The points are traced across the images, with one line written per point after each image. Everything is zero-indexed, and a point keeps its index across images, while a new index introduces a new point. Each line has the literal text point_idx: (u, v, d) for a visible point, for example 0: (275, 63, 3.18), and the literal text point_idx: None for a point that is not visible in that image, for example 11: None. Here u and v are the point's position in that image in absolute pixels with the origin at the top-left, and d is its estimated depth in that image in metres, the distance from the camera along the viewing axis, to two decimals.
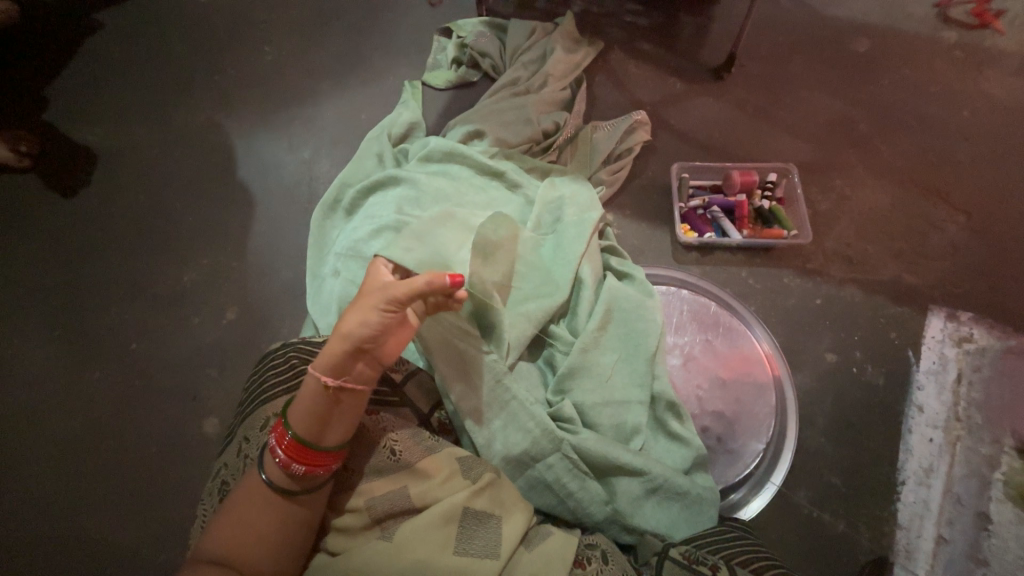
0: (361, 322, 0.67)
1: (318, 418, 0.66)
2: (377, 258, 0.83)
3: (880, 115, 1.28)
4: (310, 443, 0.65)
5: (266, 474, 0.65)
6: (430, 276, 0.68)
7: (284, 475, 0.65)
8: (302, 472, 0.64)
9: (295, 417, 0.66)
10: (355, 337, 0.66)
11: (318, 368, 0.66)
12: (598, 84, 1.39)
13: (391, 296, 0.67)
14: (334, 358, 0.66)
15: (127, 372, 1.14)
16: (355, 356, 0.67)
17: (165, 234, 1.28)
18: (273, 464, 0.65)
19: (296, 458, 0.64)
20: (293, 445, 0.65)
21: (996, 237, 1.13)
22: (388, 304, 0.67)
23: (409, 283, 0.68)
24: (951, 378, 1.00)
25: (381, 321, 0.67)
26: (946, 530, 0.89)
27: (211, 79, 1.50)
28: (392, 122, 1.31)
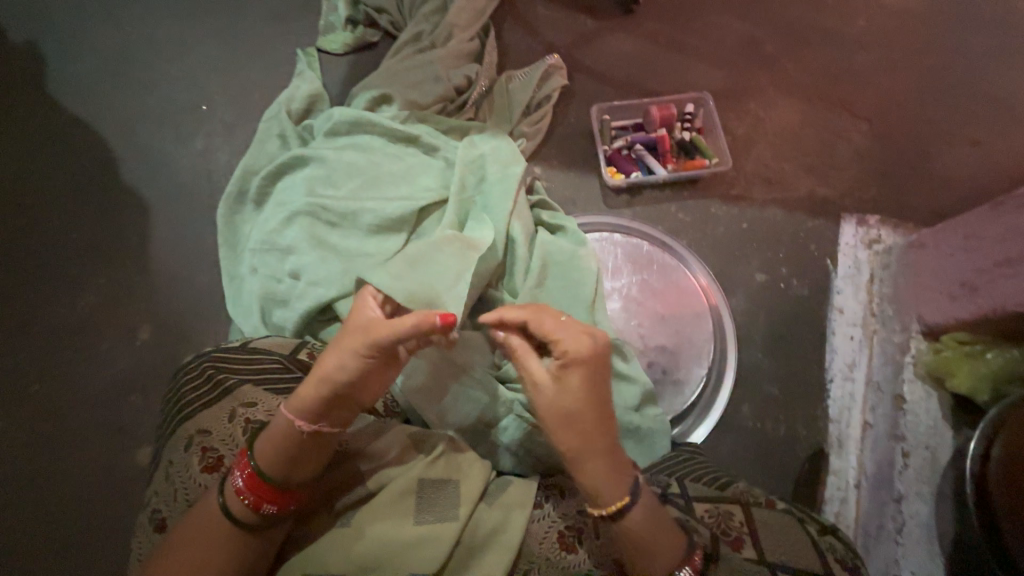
0: (340, 366, 0.62)
1: (289, 460, 0.61)
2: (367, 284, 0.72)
3: (785, 33, 1.30)
4: (283, 485, 0.61)
5: (223, 501, 0.60)
6: (419, 317, 0.62)
7: (253, 514, 0.60)
8: (272, 511, 0.61)
9: (263, 453, 0.61)
10: (334, 382, 0.62)
11: (292, 412, 0.62)
12: (507, 30, 1.31)
13: (374, 340, 0.61)
14: (311, 404, 0.61)
15: (33, 414, 1.02)
16: (334, 402, 0.62)
17: (47, 257, 1.13)
18: (238, 502, 0.60)
19: (268, 499, 0.61)
20: (263, 486, 0.60)
21: (895, 140, 1.19)
22: (372, 348, 0.61)
23: (395, 325, 0.61)
24: (865, 278, 1.07)
25: (362, 365, 0.62)
26: (870, 416, 0.98)
27: (67, 71, 1.29)
28: (289, 96, 1.19)
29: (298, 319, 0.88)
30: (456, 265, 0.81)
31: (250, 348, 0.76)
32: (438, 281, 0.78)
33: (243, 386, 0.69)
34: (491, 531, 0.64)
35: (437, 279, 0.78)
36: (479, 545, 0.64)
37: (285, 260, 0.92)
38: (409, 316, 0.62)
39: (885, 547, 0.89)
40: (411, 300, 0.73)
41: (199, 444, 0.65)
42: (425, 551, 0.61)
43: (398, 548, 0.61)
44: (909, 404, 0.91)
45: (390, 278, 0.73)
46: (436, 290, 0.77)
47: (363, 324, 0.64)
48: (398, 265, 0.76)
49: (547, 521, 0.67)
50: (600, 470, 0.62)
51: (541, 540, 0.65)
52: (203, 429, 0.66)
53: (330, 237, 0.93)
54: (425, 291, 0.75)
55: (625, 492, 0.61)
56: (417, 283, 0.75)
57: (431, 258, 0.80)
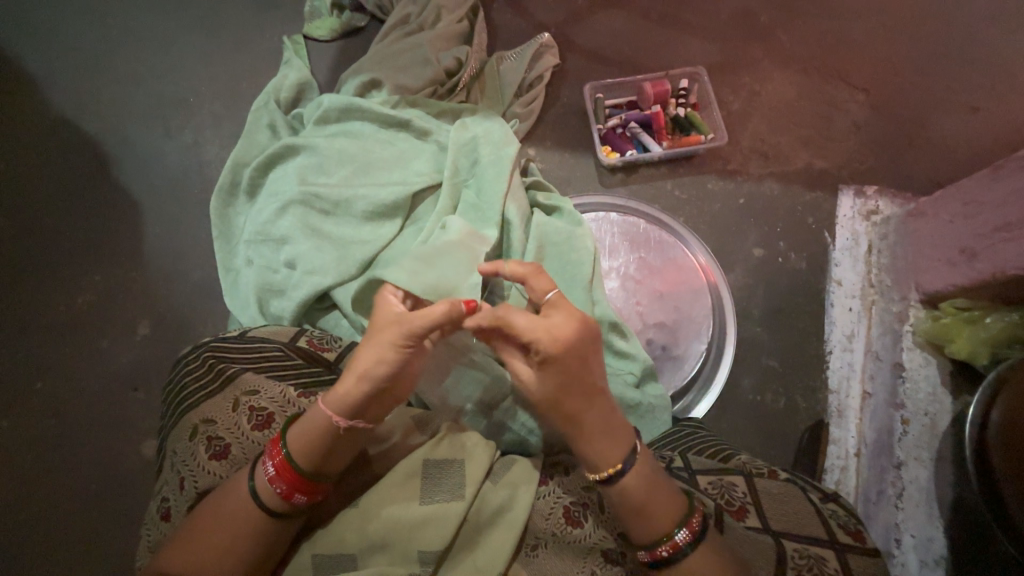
0: (375, 364, 0.62)
1: (322, 452, 0.62)
2: (387, 284, 0.72)
3: (778, 4, 1.27)
4: (314, 476, 0.62)
5: (253, 485, 0.61)
6: (446, 305, 0.62)
7: (282, 502, 0.61)
8: (303, 502, 0.62)
9: (296, 442, 0.62)
10: (372, 380, 0.62)
11: (329, 408, 0.62)
12: (496, 11, 1.29)
13: (409, 335, 0.62)
14: (351, 401, 0.62)
15: (38, 413, 1.02)
16: (373, 398, 0.63)
17: (41, 257, 1.12)
18: (268, 489, 0.61)
19: (299, 489, 0.61)
20: (294, 474, 0.61)
21: (891, 109, 1.18)
22: (405, 342, 0.62)
23: (426, 315, 0.62)
24: (863, 250, 1.07)
25: (397, 360, 0.62)
26: (869, 386, 0.99)
27: (52, 67, 1.27)
28: (277, 85, 1.17)
29: (296, 308, 0.88)
30: (465, 254, 0.81)
31: (249, 338, 0.76)
32: (452, 271, 0.78)
33: (243, 374, 0.69)
34: (497, 508, 0.65)
35: (451, 269, 0.78)
36: (483, 523, 0.65)
37: (280, 249, 0.92)
38: (436, 304, 0.63)
39: (884, 512, 0.90)
40: (431, 292, 0.73)
41: (202, 433, 0.65)
42: (431, 530, 0.62)
43: (407, 526, 0.62)
44: (908, 371, 0.91)
45: (408, 275, 0.73)
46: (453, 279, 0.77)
47: (392, 319, 0.64)
48: (411, 262, 0.75)
49: (552, 497, 0.67)
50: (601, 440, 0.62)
51: (547, 515, 0.66)
52: (207, 417, 0.66)
53: (324, 226, 0.92)
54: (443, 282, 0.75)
55: (618, 459, 0.61)
56: (432, 276, 0.74)
57: (444, 251, 0.80)
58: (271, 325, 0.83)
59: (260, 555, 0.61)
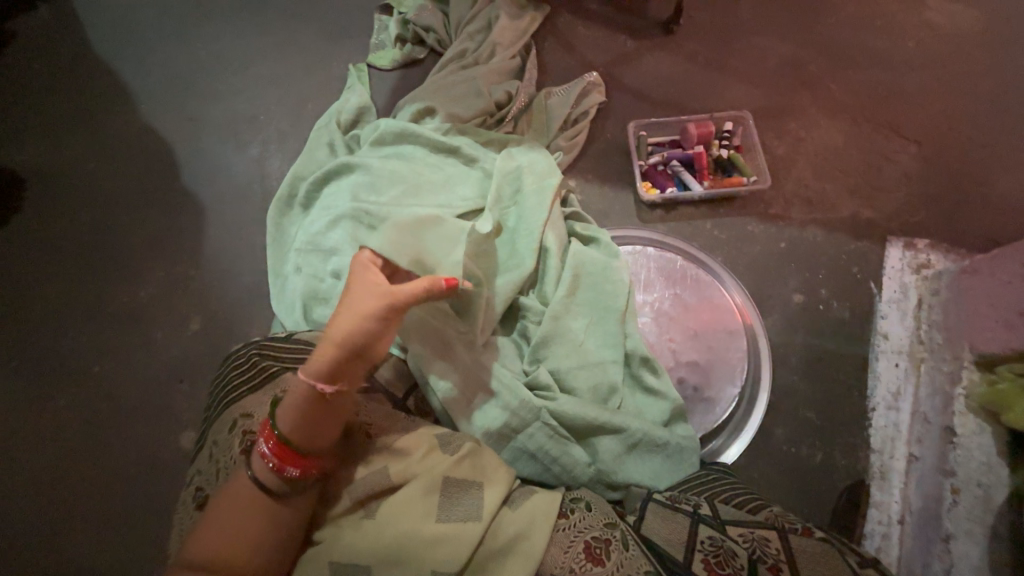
0: (358, 330, 0.66)
1: (309, 425, 0.65)
2: (364, 250, 0.76)
3: (829, 54, 1.28)
4: (302, 449, 0.64)
5: (253, 470, 0.64)
6: (428, 282, 0.71)
7: (277, 479, 0.63)
8: (294, 476, 0.63)
9: (284, 414, 0.65)
10: (355, 345, 0.66)
11: (311, 376, 0.64)
12: (547, 49, 1.35)
13: (391, 304, 0.68)
14: (334, 367, 0.65)
15: (93, 394, 1.09)
16: (354, 363, 0.67)
17: (115, 251, 1.22)
18: (261, 465, 0.64)
19: (290, 462, 0.63)
20: (283, 447, 0.64)
21: (946, 162, 1.15)
22: (386, 310, 0.68)
23: (408, 289, 0.70)
24: (912, 304, 1.02)
25: (379, 326, 0.67)
26: (915, 449, 0.93)
27: (146, 82, 1.42)
28: (340, 108, 1.26)
29: None
30: (448, 232, 0.90)
31: (292, 339, 0.80)
32: (436, 247, 0.86)
33: (284, 374, 0.73)
34: (514, 535, 0.65)
35: (436, 245, 0.86)
36: (501, 550, 0.64)
37: (328, 260, 0.97)
38: (419, 280, 0.72)
39: None
40: (414, 266, 0.80)
41: (241, 427, 0.69)
42: (446, 549, 0.62)
43: (422, 542, 0.63)
44: (959, 438, 0.85)
45: (391, 247, 0.78)
46: (435, 257, 0.85)
47: (374, 289, 0.69)
48: (397, 234, 0.81)
49: (573, 530, 0.66)
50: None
51: (566, 549, 0.64)
52: (247, 412, 0.70)
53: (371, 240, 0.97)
54: (425, 257, 0.83)
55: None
56: (414, 250, 0.81)
57: (433, 226, 0.88)
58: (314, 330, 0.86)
59: (274, 550, 0.62)
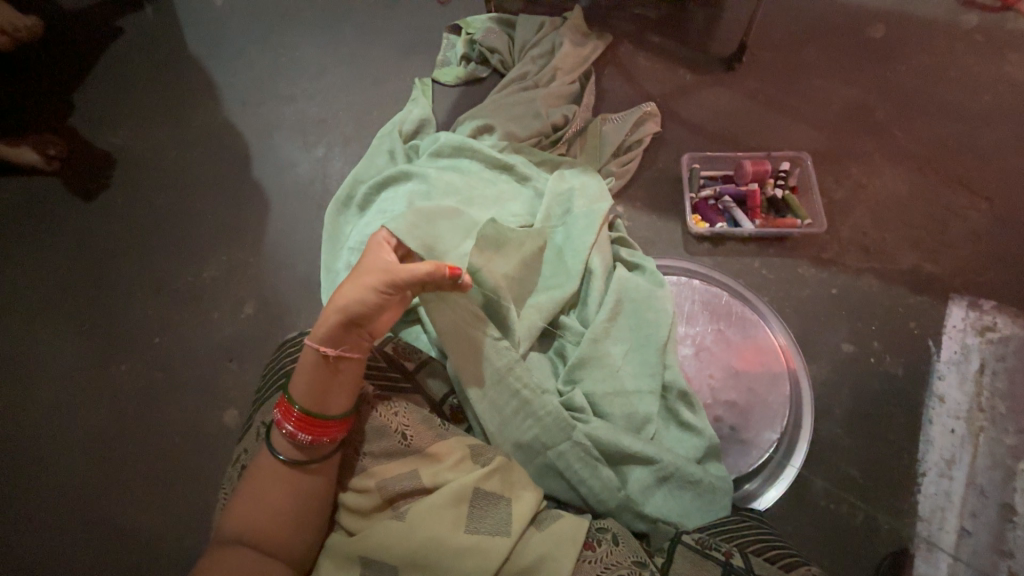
0: (360, 301, 0.70)
1: (315, 389, 0.69)
2: (383, 231, 0.81)
3: (897, 102, 1.26)
4: (310, 413, 0.68)
5: (274, 443, 0.69)
6: (432, 267, 0.74)
7: (292, 446, 0.68)
8: (308, 442, 0.68)
9: (296, 377, 0.70)
10: (355, 313, 0.70)
11: (316, 338, 0.69)
12: (607, 77, 1.38)
13: (393, 280, 0.72)
14: (335, 332, 0.69)
15: (150, 364, 1.17)
16: (354, 331, 0.71)
17: (185, 234, 1.31)
18: (279, 432, 0.69)
19: (302, 427, 0.68)
20: (294, 412, 0.69)
21: (1020, 223, 1.10)
22: (387, 284, 0.71)
23: (411, 268, 0.73)
24: (973, 368, 0.98)
25: (380, 300, 0.71)
26: (968, 523, 0.88)
27: (231, 81, 1.53)
28: (402, 119, 1.33)
29: None
30: (463, 225, 0.93)
31: None
32: (449, 237, 0.90)
33: None
34: (538, 557, 0.65)
35: (449, 235, 0.90)
36: (526, 570, 0.65)
37: None
38: (423, 264, 0.74)
39: None
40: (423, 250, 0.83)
41: None
42: (472, 560, 0.63)
43: (449, 550, 0.64)
44: (1018, 518, 0.86)
45: (405, 228, 0.83)
46: (444, 246, 0.88)
47: (383, 265, 0.74)
48: (413, 217, 0.86)
49: (599, 564, 0.66)
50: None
51: None
52: None
53: None
54: (433, 243, 0.86)
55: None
56: (425, 236, 0.86)
57: (448, 216, 0.92)
58: None
59: (293, 523, 0.65)
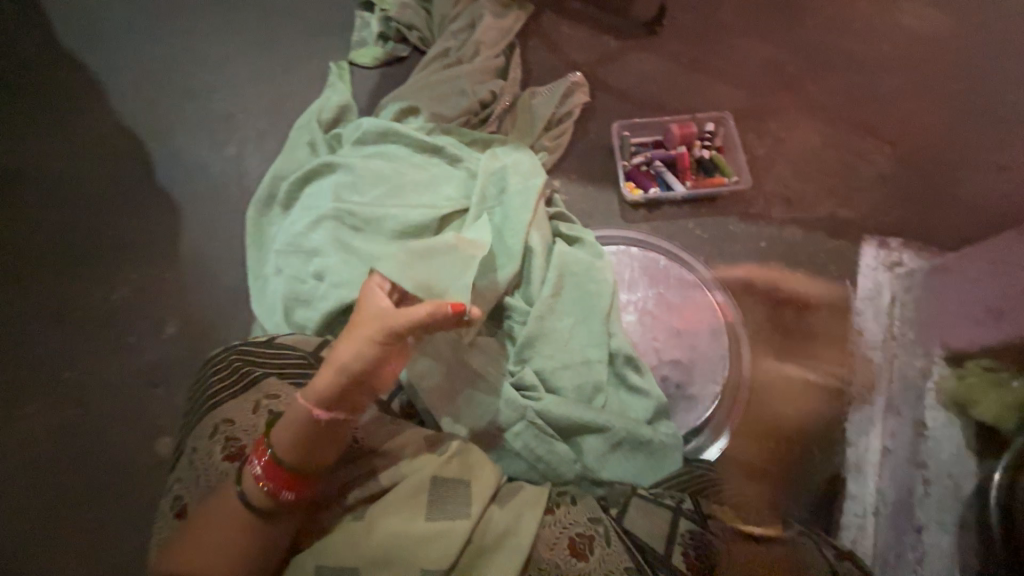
0: (356, 355, 0.64)
1: (303, 448, 0.63)
2: (375, 276, 0.74)
3: (807, 56, 1.31)
4: (298, 471, 0.63)
5: (242, 489, 0.62)
6: (430, 307, 0.65)
7: (270, 501, 0.62)
8: (290, 500, 0.63)
9: (279, 438, 0.63)
10: (350, 370, 0.64)
11: (309, 401, 0.64)
12: (531, 48, 1.35)
13: (389, 329, 0.64)
14: (330, 393, 0.64)
15: (64, 402, 1.06)
16: (350, 389, 0.65)
17: (87, 254, 1.18)
18: (255, 487, 0.62)
19: (287, 485, 0.62)
20: (280, 471, 0.62)
21: (918, 163, 1.19)
22: (384, 335, 0.64)
23: (408, 313, 0.65)
24: (885, 301, 1.05)
25: (377, 352, 0.65)
26: (889, 441, 0.95)
27: (118, 77, 1.37)
28: (321, 106, 1.24)
29: (320, 318, 0.90)
30: (460, 258, 0.85)
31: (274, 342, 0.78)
32: (445, 273, 0.82)
33: (269, 379, 0.72)
34: (501, 532, 0.65)
35: (445, 269, 0.82)
36: (490, 547, 0.64)
37: (310, 261, 0.95)
38: (421, 305, 0.66)
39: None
40: (419, 289, 0.76)
41: (223, 431, 0.68)
42: (435, 547, 0.62)
43: (410, 541, 0.62)
44: (931, 430, 0.87)
45: (399, 270, 0.76)
46: (444, 281, 0.81)
47: (377, 313, 0.67)
48: (406, 258, 0.79)
49: (559, 526, 0.66)
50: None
51: (552, 544, 0.65)
52: (228, 418, 0.68)
53: (353, 241, 0.95)
54: (430, 282, 0.79)
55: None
56: (421, 275, 0.78)
57: (444, 250, 0.83)
58: (296, 333, 0.86)
59: (257, 561, 0.61)
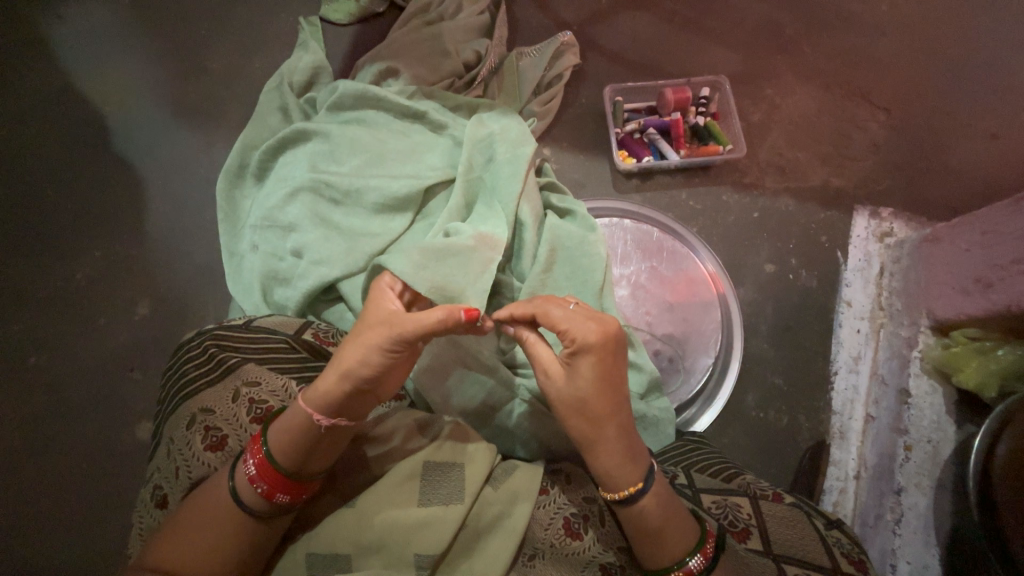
0: (361, 361, 0.60)
1: (301, 451, 0.61)
2: (384, 277, 0.73)
3: (805, 16, 1.26)
4: (293, 475, 0.61)
5: (234, 485, 0.60)
6: (441, 313, 0.60)
7: (267, 503, 0.60)
8: (286, 502, 0.61)
9: (277, 441, 0.61)
10: (353, 377, 0.60)
11: (310, 406, 0.61)
12: (518, 5, 1.26)
13: (396, 336, 0.60)
14: (331, 400, 0.60)
15: (32, 388, 1.00)
16: (354, 397, 0.61)
17: (43, 231, 1.09)
18: (250, 489, 0.60)
19: (283, 489, 0.60)
20: (275, 474, 0.60)
21: (912, 130, 1.17)
22: (391, 342, 0.60)
23: (417, 320, 0.60)
24: (874, 272, 1.06)
25: (384, 359, 0.60)
26: (873, 409, 0.98)
27: (61, 32, 1.24)
28: (292, 68, 1.14)
29: (301, 298, 0.86)
30: (477, 260, 0.82)
31: (253, 327, 0.74)
32: (461, 275, 0.80)
33: (245, 365, 0.67)
34: (495, 515, 0.64)
35: (461, 271, 0.80)
36: (484, 530, 0.63)
37: (287, 237, 0.90)
38: (432, 311, 0.61)
39: (881, 537, 0.89)
40: (435, 292, 0.77)
41: (201, 422, 0.64)
42: (429, 534, 0.61)
43: (403, 528, 0.61)
44: (913, 398, 0.91)
45: (411, 269, 0.76)
46: (460, 283, 0.79)
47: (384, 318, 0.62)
48: (420, 256, 0.77)
49: (552, 507, 0.66)
50: (614, 453, 0.62)
51: (546, 526, 0.64)
52: (206, 407, 0.64)
53: (333, 215, 0.90)
54: (447, 285, 0.78)
55: (638, 478, 0.61)
56: (437, 275, 0.77)
57: (459, 250, 0.81)
58: (276, 315, 0.81)
59: (249, 557, 0.60)
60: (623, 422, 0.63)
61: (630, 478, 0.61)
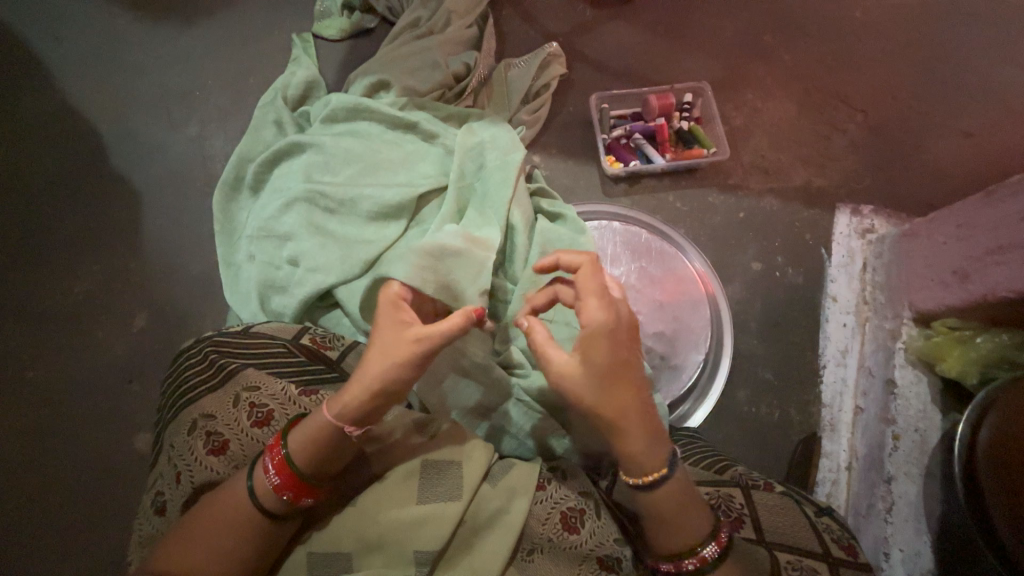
0: (387, 373, 0.61)
1: (327, 459, 0.63)
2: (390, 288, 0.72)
3: (782, 24, 1.30)
4: (316, 479, 0.63)
5: (252, 492, 0.61)
6: (464, 320, 0.63)
7: (288, 508, 0.62)
8: (308, 504, 0.64)
9: (299, 452, 0.61)
10: (384, 392, 0.62)
11: (342, 422, 0.61)
12: (505, 19, 1.30)
13: (425, 350, 0.62)
14: (364, 414, 0.62)
15: (30, 402, 1.01)
16: (384, 408, 0.63)
17: (41, 246, 1.11)
18: (274, 498, 0.61)
19: (307, 494, 0.62)
20: (300, 483, 0.61)
21: (889, 131, 1.21)
22: (420, 354, 0.62)
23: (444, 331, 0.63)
24: (858, 268, 1.09)
25: (413, 372, 0.63)
26: (862, 401, 1.01)
27: (58, 52, 1.26)
28: (286, 82, 1.17)
29: (298, 304, 0.87)
30: (476, 261, 0.84)
31: (251, 334, 0.75)
32: (461, 275, 0.82)
33: (245, 371, 0.69)
34: (495, 510, 0.65)
35: (461, 272, 0.82)
36: (483, 526, 0.64)
37: (283, 246, 0.92)
38: (454, 321, 0.63)
39: (874, 526, 0.90)
40: (440, 291, 0.79)
41: (202, 427, 0.65)
42: (427, 530, 0.62)
43: (403, 527, 0.62)
44: (900, 388, 0.93)
45: (412, 271, 0.77)
46: (461, 283, 0.82)
47: (405, 331, 0.64)
48: (422, 258, 0.79)
49: (550, 501, 0.67)
50: (638, 439, 0.61)
51: (544, 520, 0.65)
52: (207, 413, 0.66)
53: (327, 224, 0.92)
54: (450, 287, 0.80)
55: (667, 461, 0.62)
56: (436, 276, 0.79)
57: (457, 253, 0.83)
58: (274, 321, 0.82)
59: (268, 557, 0.62)
60: (644, 405, 0.62)
61: (656, 461, 0.62)
